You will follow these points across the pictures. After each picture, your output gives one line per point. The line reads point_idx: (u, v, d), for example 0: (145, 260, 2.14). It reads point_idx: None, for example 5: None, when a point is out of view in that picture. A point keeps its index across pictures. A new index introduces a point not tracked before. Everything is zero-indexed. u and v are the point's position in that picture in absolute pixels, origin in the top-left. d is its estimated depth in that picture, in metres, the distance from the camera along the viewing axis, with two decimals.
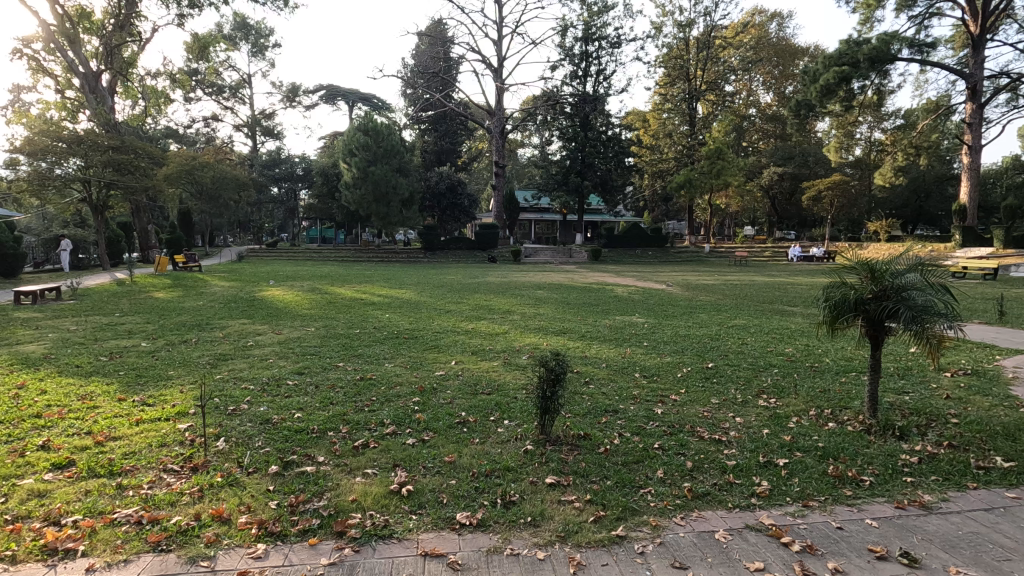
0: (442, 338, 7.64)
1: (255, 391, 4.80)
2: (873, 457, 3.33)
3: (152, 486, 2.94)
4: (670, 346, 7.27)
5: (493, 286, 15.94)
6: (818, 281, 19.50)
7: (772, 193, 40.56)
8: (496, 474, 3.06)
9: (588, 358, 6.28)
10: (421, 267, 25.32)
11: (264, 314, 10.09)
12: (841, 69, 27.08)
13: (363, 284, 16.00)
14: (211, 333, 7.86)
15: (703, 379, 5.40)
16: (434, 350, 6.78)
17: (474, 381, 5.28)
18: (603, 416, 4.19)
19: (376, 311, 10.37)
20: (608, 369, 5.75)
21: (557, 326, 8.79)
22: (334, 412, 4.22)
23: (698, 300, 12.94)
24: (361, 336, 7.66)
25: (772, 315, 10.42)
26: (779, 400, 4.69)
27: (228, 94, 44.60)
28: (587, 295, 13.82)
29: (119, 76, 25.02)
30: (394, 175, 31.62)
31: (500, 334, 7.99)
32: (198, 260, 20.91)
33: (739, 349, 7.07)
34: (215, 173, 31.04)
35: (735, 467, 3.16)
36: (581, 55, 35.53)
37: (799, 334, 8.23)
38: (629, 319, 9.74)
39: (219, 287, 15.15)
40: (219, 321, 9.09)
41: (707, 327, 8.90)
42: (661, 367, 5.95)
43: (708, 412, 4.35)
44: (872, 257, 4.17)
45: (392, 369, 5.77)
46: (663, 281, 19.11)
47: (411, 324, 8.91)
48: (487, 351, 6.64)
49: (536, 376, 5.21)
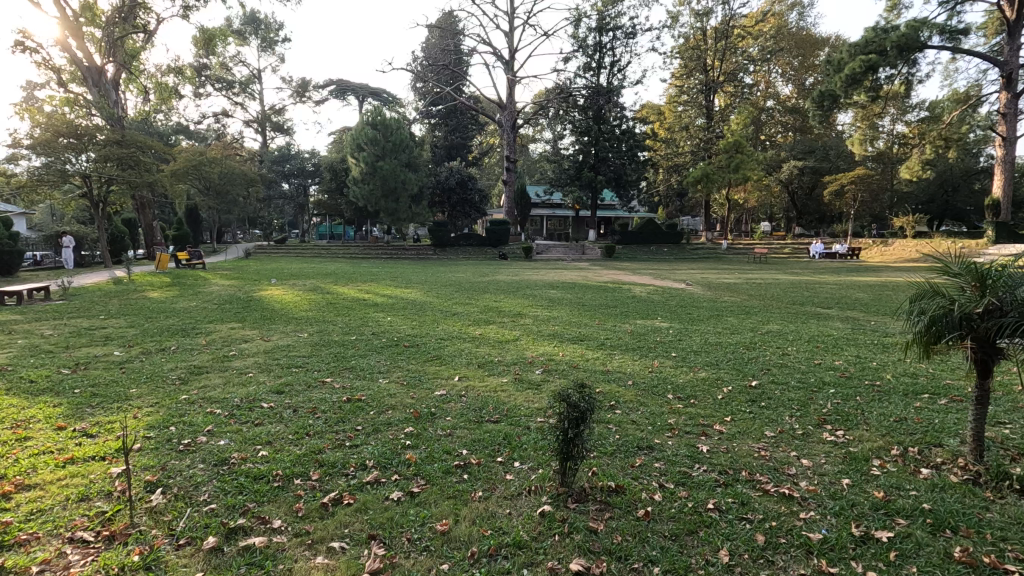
0: (445, 347, 6.86)
1: (223, 418, 4.08)
2: (1006, 529, 2.50)
3: (42, 571, 2.20)
4: (702, 358, 6.41)
5: (503, 286, 15.19)
6: (846, 280, 18.50)
7: (791, 188, 39.34)
8: (504, 555, 2.30)
9: (611, 374, 5.46)
10: (428, 265, 24.66)
11: (257, 316, 9.42)
12: (867, 58, 25.91)
13: (368, 284, 15.33)
14: (194, 340, 7.17)
15: (748, 403, 4.57)
16: (436, 362, 6.00)
17: (480, 403, 4.51)
18: (638, 456, 3.41)
19: (377, 314, 9.65)
20: (637, 389, 4.94)
21: (574, 332, 7.98)
22: (307, 449, 3.46)
23: (723, 302, 12.07)
24: (356, 345, 6.92)
25: (807, 319, 9.54)
26: (848, 433, 3.86)
27: (238, 89, 44.28)
28: (603, 295, 13.00)
29: (123, 69, 24.51)
30: (403, 170, 30.95)
31: (510, 342, 7.20)
32: (201, 258, 20.37)
33: (783, 361, 6.21)
34: (223, 169, 30.52)
35: (823, 545, 2.39)
36: (595, 46, 34.69)
37: (844, 343, 7.36)
38: (652, 324, 8.90)
39: (217, 285, 14.55)
40: (207, 324, 8.41)
41: (739, 333, 8.05)
42: (695, 385, 5.13)
43: (764, 450, 3.54)
44: (976, 259, 3.32)
45: (386, 388, 4.99)
46: (683, 281, 18.15)
47: (413, 329, 8.16)
48: (495, 364, 5.86)
49: (552, 400, 4.41)
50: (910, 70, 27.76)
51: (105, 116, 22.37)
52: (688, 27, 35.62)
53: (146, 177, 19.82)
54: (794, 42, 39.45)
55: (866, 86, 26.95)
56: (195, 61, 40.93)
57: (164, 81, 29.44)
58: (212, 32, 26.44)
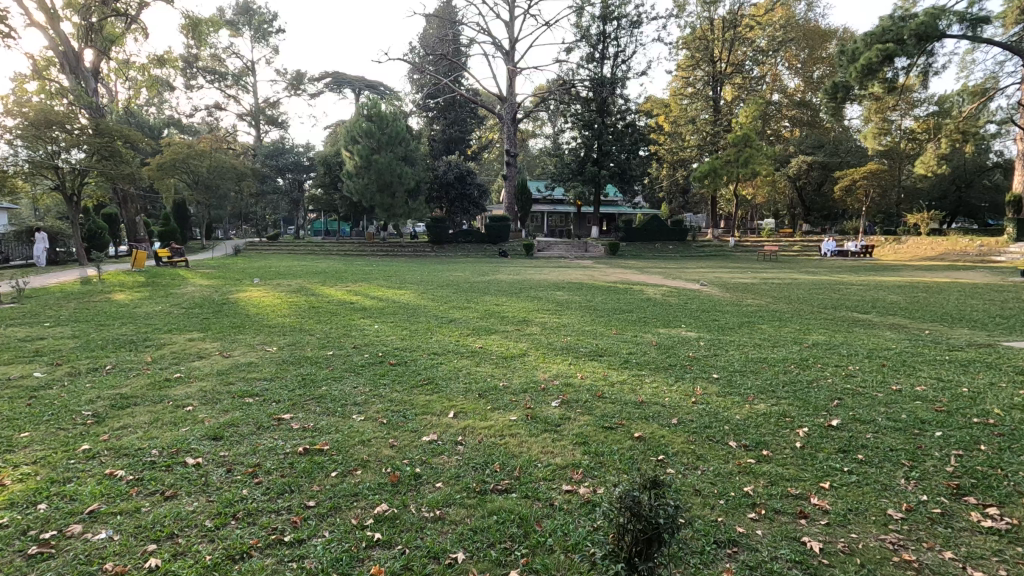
0: (438, 366, 5.67)
1: (123, 486, 2.92)
2: None
3: None
4: (753, 383, 5.24)
5: (505, 286, 14.06)
6: (868, 280, 17.38)
7: (799, 184, 38.14)
8: None
9: (649, 409, 4.30)
10: (424, 263, 23.44)
11: (227, 324, 8.24)
12: (884, 47, 24.57)
13: (358, 284, 14.21)
14: (138, 356, 5.99)
15: (839, 455, 3.43)
16: (428, 389, 4.82)
17: (487, 455, 3.39)
18: (725, 567, 2.27)
19: (364, 322, 8.48)
20: (688, 432, 3.77)
21: (589, 345, 6.82)
22: (221, 556, 2.29)
23: (747, 306, 10.91)
24: (331, 364, 5.73)
25: (853, 328, 8.40)
26: (1007, 512, 2.74)
27: (231, 81, 43.00)
28: (615, 298, 11.89)
29: (104, 56, 23.22)
30: (398, 163, 29.71)
31: (515, 359, 6.01)
32: (184, 255, 19.21)
33: (852, 387, 5.04)
34: (213, 162, 29.21)
35: None
36: (598, 36, 33.49)
37: (913, 360, 6.20)
38: (678, 334, 7.73)
39: (194, 286, 13.34)
40: (161, 335, 7.21)
41: (784, 347, 6.87)
42: (759, 424, 3.99)
43: (904, 550, 2.41)
44: None
45: (359, 431, 3.82)
46: (696, 281, 16.99)
47: (403, 341, 7.01)
48: (498, 392, 4.68)
49: (582, 464, 3.21)
50: (926, 61, 26.55)
51: (82, 104, 21.07)
52: (695, 17, 34.40)
53: (125, 170, 18.52)
54: (802, 33, 38.17)
55: (882, 77, 25.73)
56: (185, 52, 39.66)
57: (151, 70, 28.31)
58: (198, 18, 25.03)
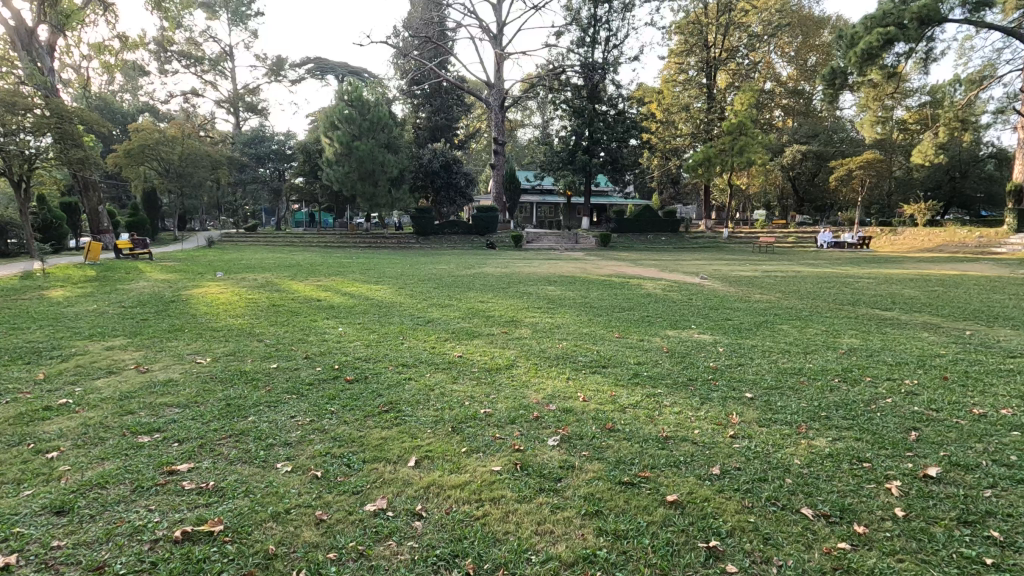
0: (403, 384, 4.54)
1: None
2: None
3: None
4: (801, 404, 4.18)
5: (491, 281, 12.94)
6: (874, 273, 16.47)
7: (793, 174, 37.31)
8: None
9: (677, 451, 3.20)
10: (408, 256, 22.18)
11: (165, 327, 7.08)
12: (885, 31, 23.49)
13: (330, 278, 12.97)
14: (27, 373, 4.77)
15: (966, 531, 2.38)
16: (388, 419, 3.71)
17: (457, 542, 2.28)
18: None
19: (327, 324, 7.35)
20: (740, 492, 2.70)
21: (590, 353, 5.73)
22: None
23: (758, 302, 9.92)
24: (269, 383, 4.56)
25: (885, 330, 7.39)
26: None
27: (208, 66, 41.12)
28: (611, 293, 10.80)
29: (59, 32, 21.42)
30: (381, 150, 28.34)
31: (500, 373, 4.90)
32: (146, 247, 17.82)
33: (923, 411, 4.01)
34: (185, 149, 27.56)
35: None
36: (590, 20, 32.20)
37: (976, 372, 5.16)
38: (691, 337, 6.66)
39: (147, 282, 12.04)
40: (76, 342, 6.01)
41: (820, 355, 5.80)
42: (832, 476, 2.91)
43: None
44: None
45: (280, 492, 2.69)
46: (695, 274, 15.92)
47: (367, 348, 5.88)
48: (477, 426, 3.56)
49: (607, 564, 2.13)
50: (926, 47, 25.61)
51: (35, 84, 19.33)
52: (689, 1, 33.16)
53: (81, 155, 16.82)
54: (797, 19, 37.18)
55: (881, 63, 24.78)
56: (158, 35, 37.75)
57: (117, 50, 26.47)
58: None
